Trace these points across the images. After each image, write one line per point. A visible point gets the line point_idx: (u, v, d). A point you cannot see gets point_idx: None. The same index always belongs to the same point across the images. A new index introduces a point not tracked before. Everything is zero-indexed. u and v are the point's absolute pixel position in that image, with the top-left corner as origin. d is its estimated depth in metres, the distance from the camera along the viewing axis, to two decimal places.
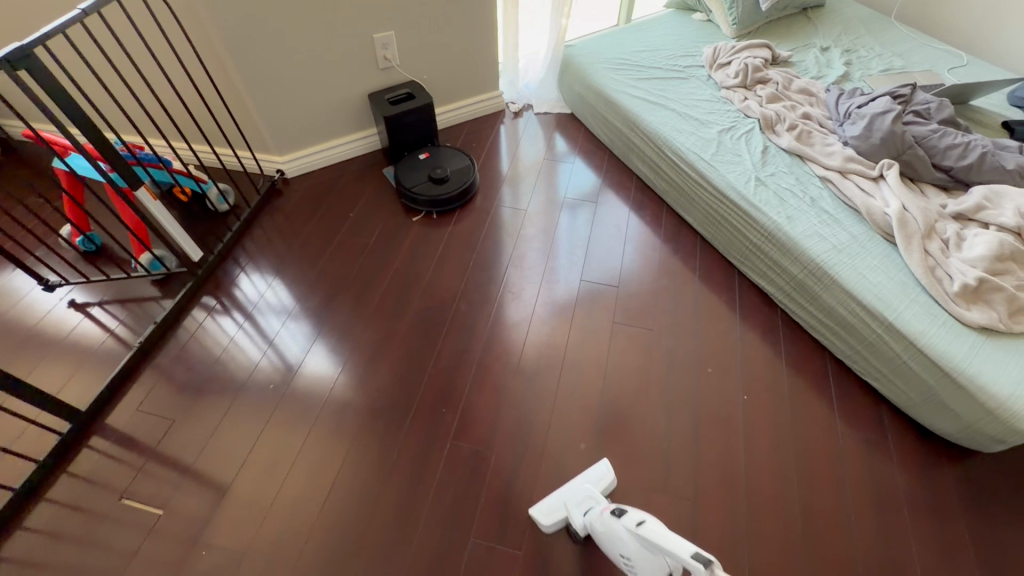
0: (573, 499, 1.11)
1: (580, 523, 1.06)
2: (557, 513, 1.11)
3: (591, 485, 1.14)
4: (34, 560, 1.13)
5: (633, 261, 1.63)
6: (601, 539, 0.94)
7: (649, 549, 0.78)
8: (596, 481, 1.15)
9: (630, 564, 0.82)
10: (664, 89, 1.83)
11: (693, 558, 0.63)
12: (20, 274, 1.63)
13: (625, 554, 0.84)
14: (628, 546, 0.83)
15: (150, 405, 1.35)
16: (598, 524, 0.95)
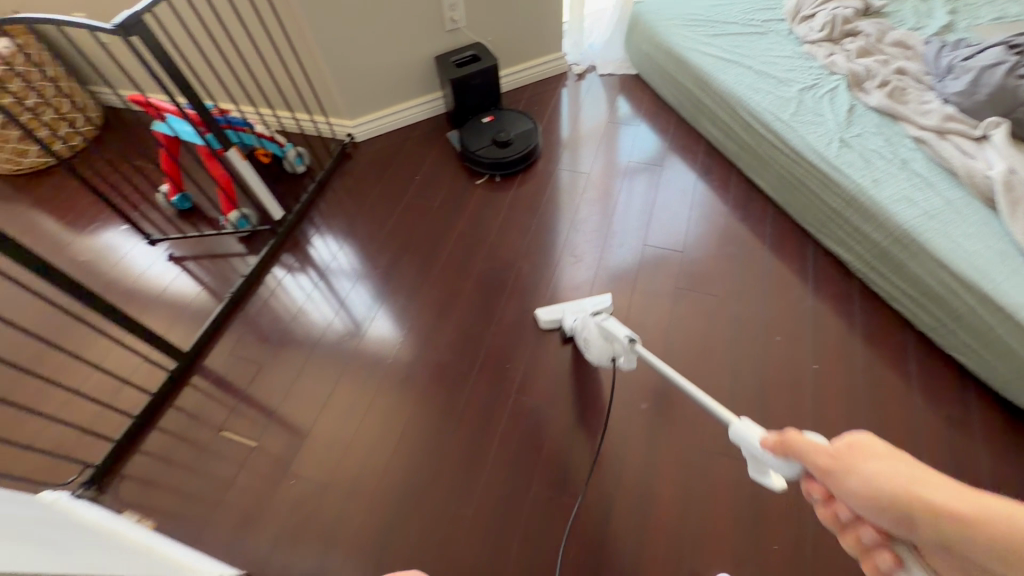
0: (571, 310, 1.38)
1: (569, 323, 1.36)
2: (556, 316, 1.40)
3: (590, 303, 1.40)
4: (153, 478, 1.29)
5: (699, 226, 1.59)
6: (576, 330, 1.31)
7: (604, 335, 1.20)
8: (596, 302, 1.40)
9: (586, 342, 1.24)
10: (739, 45, 1.73)
11: (626, 336, 1.10)
12: (126, 229, 1.80)
13: (584, 336, 1.25)
14: (590, 335, 1.23)
15: (241, 350, 1.48)
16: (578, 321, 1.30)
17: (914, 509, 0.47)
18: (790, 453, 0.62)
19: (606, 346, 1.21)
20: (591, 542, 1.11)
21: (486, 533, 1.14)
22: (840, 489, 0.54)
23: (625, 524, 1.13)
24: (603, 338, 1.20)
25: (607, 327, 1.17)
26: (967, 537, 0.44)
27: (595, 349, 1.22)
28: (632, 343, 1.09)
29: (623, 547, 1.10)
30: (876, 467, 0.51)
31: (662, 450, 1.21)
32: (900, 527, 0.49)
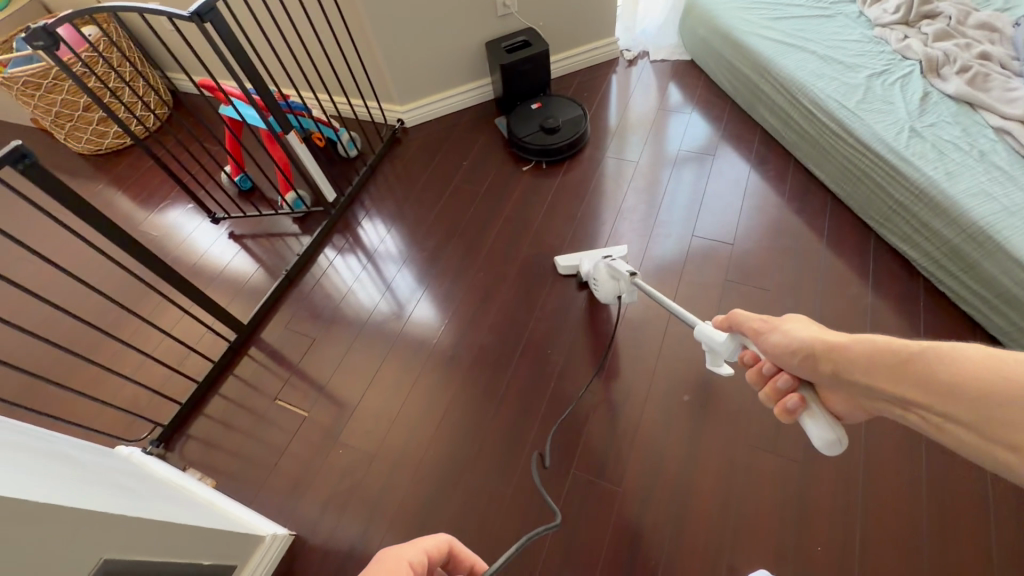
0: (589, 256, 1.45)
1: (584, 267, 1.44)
2: (574, 262, 1.48)
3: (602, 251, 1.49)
4: (214, 441, 1.38)
5: (751, 218, 1.54)
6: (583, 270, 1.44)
7: (613, 275, 1.31)
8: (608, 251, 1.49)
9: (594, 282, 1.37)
10: (803, 28, 1.65)
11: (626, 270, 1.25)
12: (192, 207, 1.91)
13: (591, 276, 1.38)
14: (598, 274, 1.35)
15: (295, 325, 1.56)
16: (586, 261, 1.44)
17: (813, 349, 0.66)
18: (732, 328, 0.86)
19: (614, 285, 1.33)
20: (628, 527, 1.12)
21: (524, 512, 1.17)
22: (768, 346, 0.75)
23: (665, 512, 1.13)
24: (610, 277, 1.32)
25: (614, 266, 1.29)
26: (850, 362, 0.61)
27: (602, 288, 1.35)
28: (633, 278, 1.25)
29: (661, 534, 1.10)
30: (796, 329, 0.70)
31: (705, 442, 1.20)
32: (804, 365, 0.68)
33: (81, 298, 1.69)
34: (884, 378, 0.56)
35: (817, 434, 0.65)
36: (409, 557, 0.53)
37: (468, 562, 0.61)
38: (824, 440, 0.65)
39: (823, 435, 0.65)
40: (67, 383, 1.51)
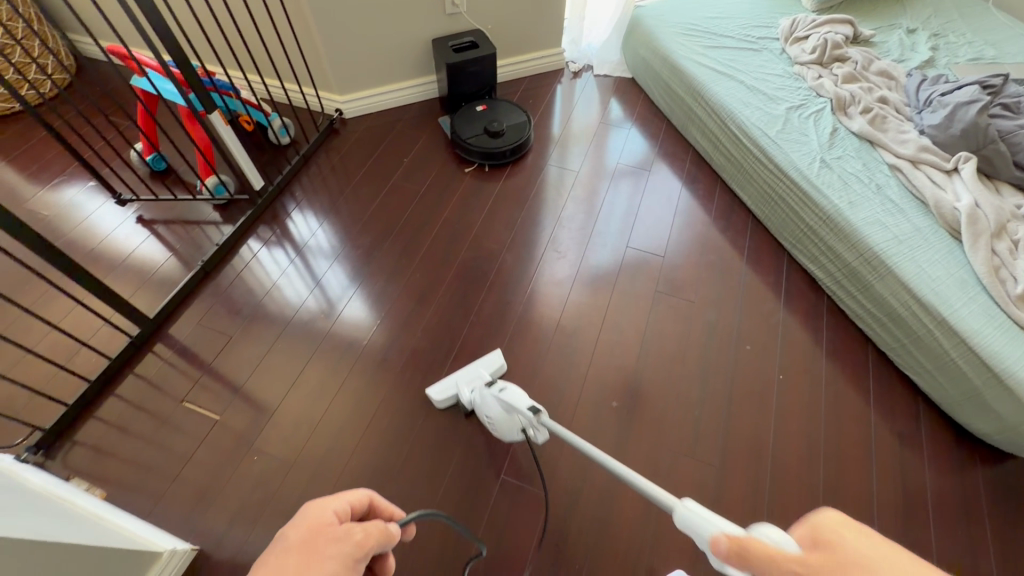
0: (465, 380, 1.26)
1: (467, 399, 1.24)
2: (449, 391, 1.27)
3: (483, 368, 1.29)
4: (106, 447, 1.24)
5: (680, 232, 1.62)
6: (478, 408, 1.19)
7: (507, 410, 1.09)
8: (489, 366, 1.30)
9: (492, 420, 1.14)
10: (733, 59, 1.77)
11: (529, 410, 0.98)
12: (93, 187, 1.71)
13: (489, 416, 1.15)
14: (493, 410, 1.13)
15: (210, 321, 1.44)
16: (477, 397, 1.19)
17: None
18: (750, 569, 0.43)
19: (513, 416, 1.09)
20: (554, 537, 1.12)
21: (450, 520, 1.14)
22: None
23: (591, 521, 1.14)
24: (505, 411, 1.10)
25: (508, 403, 1.05)
26: None
27: (502, 424, 1.12)
28: (539, 416, 0.96)
29: (585, 540, 1.12)
30: None
31: (630, 449, 1.23)
32: None
33: None
34: None
35: None
36: (335, 506, 0.56)
37: (387, 512, 0.64)
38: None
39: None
40: None
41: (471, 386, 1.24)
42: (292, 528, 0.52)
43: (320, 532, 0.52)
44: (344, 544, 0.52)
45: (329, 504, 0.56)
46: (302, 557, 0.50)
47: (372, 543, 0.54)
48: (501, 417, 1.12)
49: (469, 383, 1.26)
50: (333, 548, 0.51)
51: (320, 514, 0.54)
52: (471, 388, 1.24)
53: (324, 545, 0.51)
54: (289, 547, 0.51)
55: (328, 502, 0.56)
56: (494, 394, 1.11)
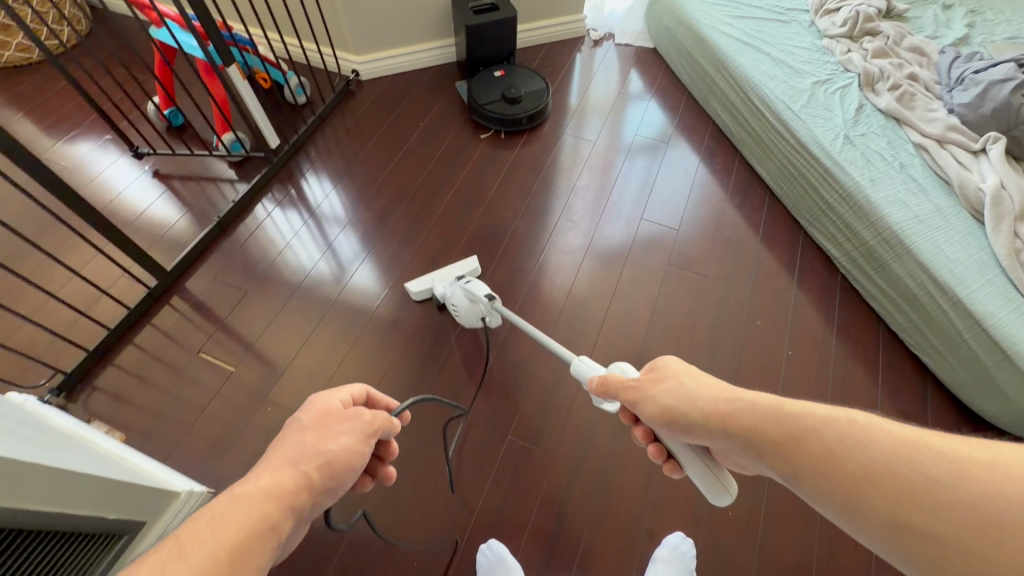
0: (441, 278, 1.38)
1: (439, 292, 1.37)
2: (425, 286, 1.39)
3: (458, 268, 1.42)
4: (125, 393, 1.27)
5: (696, 206, 1.61)
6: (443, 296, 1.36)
7: (469, 298, 1.26)
8: (464, 268, 1.42)
9: (455, 308, 1.29)
10: (760, 30, 1.72)
11: (485, 296, 1.20)
12: (109, 141, 1.72)
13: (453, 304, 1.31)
14: (458, 300, 1.27)
15: (226, 276, 1.46)
16: (443, 286, 1.36)
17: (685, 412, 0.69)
18: (609, 391, 0.81)
19: (473, 308, 1.27)
20: (557, 495, 1.15)
21: (456, 475, 1.18)
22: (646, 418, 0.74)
23: (595, 481, 1.17)
24: (468, 300, 1.26)
25: (470, 290, 1.23)
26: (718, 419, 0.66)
27: (464, 312, 1.28)
28: (494, 302, 1.19)
29: (587, 499, 1.15)
30: (664, 396, 0.72)
31: None
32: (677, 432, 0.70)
33: None
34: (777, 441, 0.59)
35: (698, 478, 0.73)
36: (340, 396, 0.68)
37: (384, 403, 0.77)
38: (711, 491, 0.72)
39: (707, 487, 0.72)
40: None
41: (444, 282, 1.37)
42: (307, 412, 0.64)
43: (330, 414, 0.64)
44: (356, 420, 0.64)
45: (334, 395, 0.68)
46: (318, 432, 0.62)
47: (379, 424, 0.66)
48: (465, 307, 1.27)
49: (444, 280, 1.38)
50: (344, 427, 0.63)
51: (328, 402, 0.66)
52: (443, 283, 1.37)
53: (335, 423, 0.63)
54: (304, 427, 0.62)
55: (333, 393, 0.68)
56: (460, 284, 1.27)
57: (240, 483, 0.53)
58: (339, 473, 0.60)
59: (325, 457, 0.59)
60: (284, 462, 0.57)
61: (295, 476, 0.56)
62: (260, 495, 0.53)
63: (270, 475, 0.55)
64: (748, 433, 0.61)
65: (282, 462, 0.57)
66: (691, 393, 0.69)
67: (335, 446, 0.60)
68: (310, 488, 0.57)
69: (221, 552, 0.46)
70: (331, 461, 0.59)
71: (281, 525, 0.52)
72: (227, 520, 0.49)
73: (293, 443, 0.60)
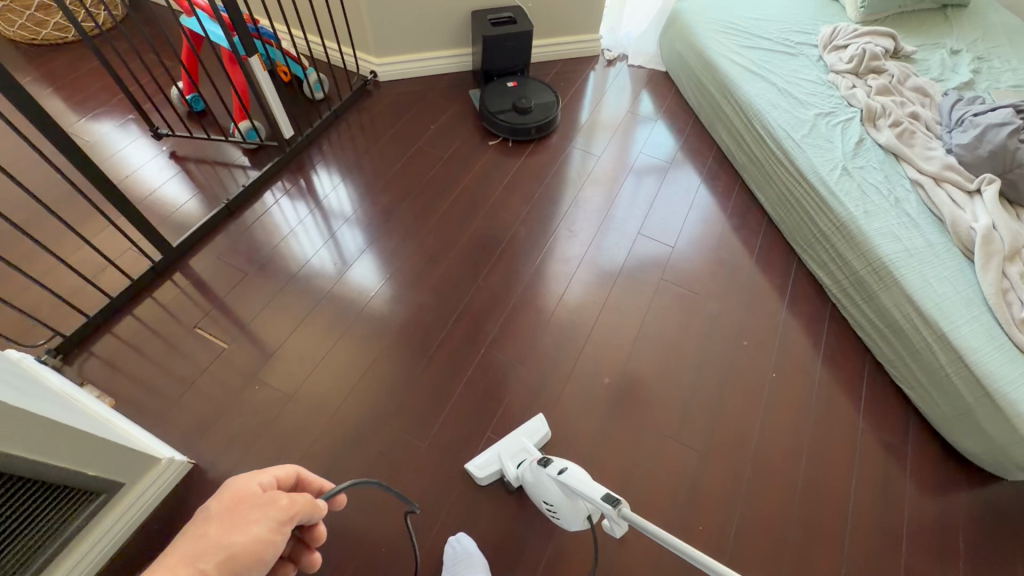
0: (508, 453, 1.15)
1: (514, 475, 1.12)
2: (491, 467, 1.15)
3: (526, 439, 1.19)
4: (120, 360, 1.31)
5: (694, 226, 1.64)
6: (531, 488, 1.02)
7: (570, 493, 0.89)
8: (531, 435, 1.20)
9: (552, 508, 0.94)
10: (768, 61, 1.76)
11: (605, 502, 0.74)
12: (130, 122, 1.78)
13: (548, 502, 0.96)
14: (553, 495, 0.93)
15: (229, 257, 1.50)
16: (529, 475, 1.03)
17: None
18: None
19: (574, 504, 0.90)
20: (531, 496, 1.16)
21: (435, 468, 1.19)
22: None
23: None
24: (566, 498, 0.91)
25: (570, 485, 0.84)
26: None
27: (565, 513, 0.91)
28: (617, 508, 0.72)
29: None
30: None
31: (616, 426, 1.26)
32: None
33: None
34: None
35: None
36: (261, 479, 0.61)
37: (316, 485, 0.70)
38: None
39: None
40: None
41: (517, 462, 1.12)
42: (217, 497, 0.57)
43: (240, 501, 0.57)
44: (269, 508, 0.58)
45: (255, 477, 0.61)
46: (225, 523, 0.55)
47: (298, 509, 0.59)
48: (563, 504, 0.91)
49: (514, 457, 1.14)
50: (255, 514, 0.56)
51: (244, 487, 0.59)
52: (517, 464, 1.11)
53: (245, 511, 0.57)
54: (210, 517, 0.56)
55: (252, 476, 0.61)
56: (551, 474, 0.92)
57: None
58: (243, 566, 0.53)
59: (230, 550, 0.53)
60: (182, 561, 0.51)
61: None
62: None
63: (162, 575, 0.49)
64: None
65: (178, 559, 0.51)
66: None
67: (242, 537, 0.54)
68: None
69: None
70: (235, 554, 0.53)
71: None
72: None
73: (193, 537, 0.53)
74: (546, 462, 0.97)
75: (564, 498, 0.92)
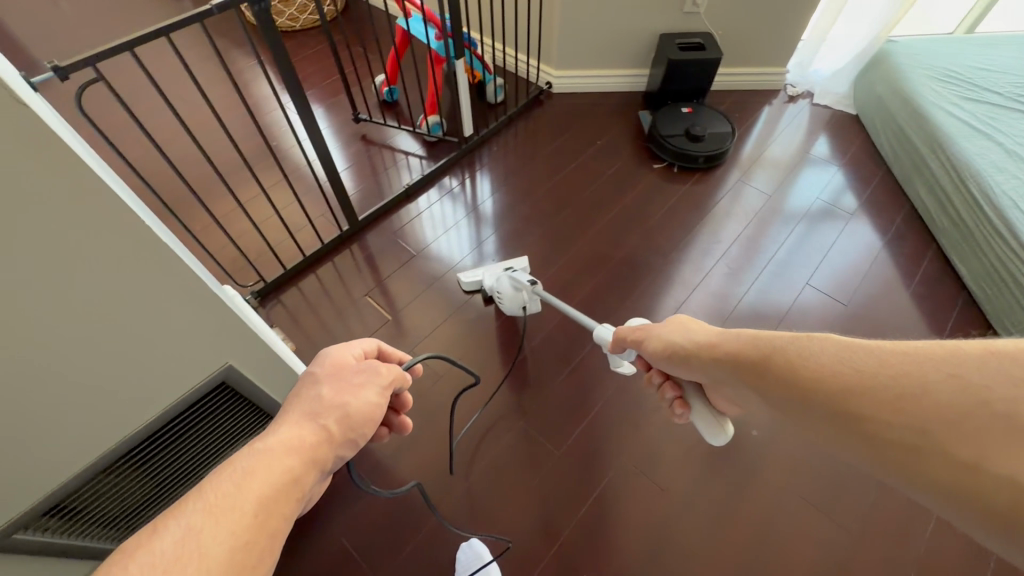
0: (490, 270, 1.47)
1: (488, 282, 1.45)
2: (474, 277, 1.48)
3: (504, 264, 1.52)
4: (301, 311, 1.48)
5: (874, 287, 1.49)
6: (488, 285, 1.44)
7: (515, 286, 1.35)
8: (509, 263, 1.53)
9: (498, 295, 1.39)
10: (996, 117, 1.54)
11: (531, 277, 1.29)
12: (332, 104, 2.01)
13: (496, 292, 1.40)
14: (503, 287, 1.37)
15: (403, 236, 1.64)
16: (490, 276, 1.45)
17: (670, 342, 0.75)
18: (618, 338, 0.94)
19: (516, 295, 1.36)
20: (658, 533, 1.13)
21: (564, 480, 1.19)
22: (650, 353, 0.80)
23: (702, 535, 1.12)
24: (513, 288, 1.35)
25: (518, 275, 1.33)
26: (673, 341, 0.74)
27: (507, 298, 1.37)
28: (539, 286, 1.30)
29: (690, 549, 1.11)
30: (661, 331, 0.79)
31: (757, 482, 1.18)
32: (661, 361, 0.77)
33: (223, 146, 1.84)
34: (728, 354, 0.60)
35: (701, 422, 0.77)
36: (352, 350, 0.66)
37: (396, 356, 0.74)
38: (708, 430, 0.76)
39: (707, 428, 0.75)
40: (198, 209, 1.65)
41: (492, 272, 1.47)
42: (319, 365, 0.61)
43: (344, 367, 0.61)
44: (371, 373, 0.62)
45: (348, 349, 0.65)
46: (335, 385, 0.59)
47: (395, 378, 0.64)
48: (507, 293, 1.37)
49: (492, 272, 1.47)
50: (360, 380, 0.60)
51: (342, 354, 0.64)
52: (491, 273, 1.46)
53: (351, 376, 0.61)
54: (319, 382, 0.59)
55: (346, 347, 0.65)
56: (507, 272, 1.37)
57: (259, 439, 0.51)
58: (359, 425, 0.58)
59: (345, 411, 0.57)
60: (302, 417, 0.55)
61: (315, 430, 0.54)
62: (281, 450, 0.50)
63: (289, 429, 0.54)
64: (733, 352, 0.59)
65: (297, 416, 0.55)
66: (690, 334, 0.73)
67: (354, 400, 0.58)
68: (330, 440, 0.55)
69: (247, 507, 0.44)
70: (351, 415, 0.57)
71: (304, 478, 0.50)
72: (253, 475, 0.46)
73: (308, 398, 0.58)
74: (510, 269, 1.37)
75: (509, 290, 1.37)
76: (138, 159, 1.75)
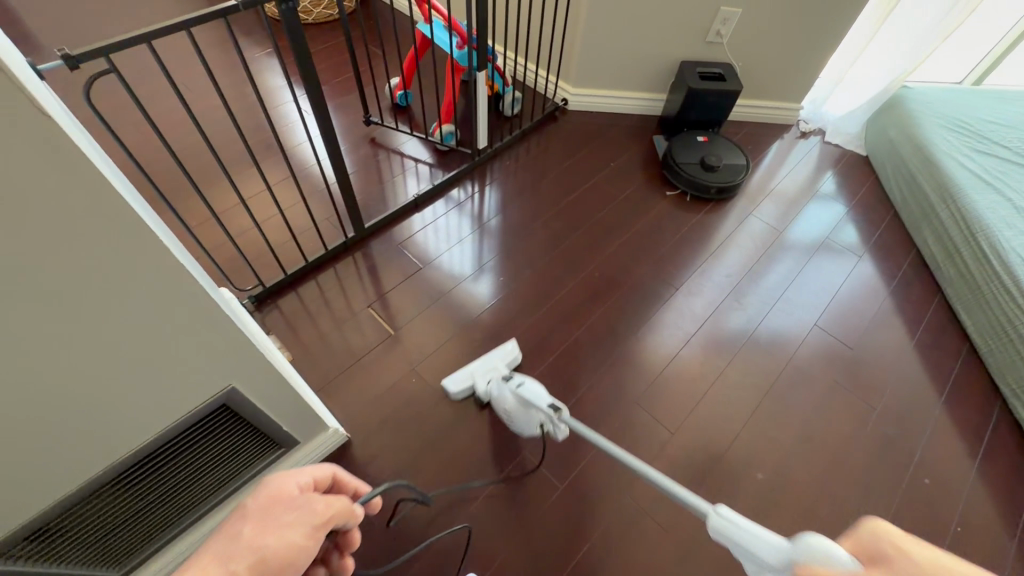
0: (482, 372, 1.29)
1: (484, 390, 1.26)
2: (465, 383, 1.29)
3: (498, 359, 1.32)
4: (300, 319, 1.42)
5: (881, 331, 1.49)
6: (493, 402, 1.21)
7: (523, 406, 1.11)
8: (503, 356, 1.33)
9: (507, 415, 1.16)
10: (1005, 172, 1.56)
11: (549, 405, 1.00)
12: (343, 103, 1.96)
13: (504, 408, 1.17)
14: (510, 405, 1.14)
15: (410, 247, 1.59)
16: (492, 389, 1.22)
17: None
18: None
19: (527, 414, 1.11)
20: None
21: (567, 515, 1.16)
22: None
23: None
24: (522, 408, 1.11)
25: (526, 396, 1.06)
26: None
27: (518, 419, 1.14)
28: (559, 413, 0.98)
29: None
30: None
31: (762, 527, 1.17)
32: None
33: (227, 139, 1.77)
34: None
35: None
36: (298, 479, 0.56)
37: (352, 487, 0.66)
38: None
39: None
40: (199, 204, 1.58)
41: (487, 378, 1.27)
42: (253, 496, 0.51)
43: (277, 501, 0.52)
44: (303, 512, 0.52)
45: (294, 476, 0.56)
46: (259, 523, 0.49)
47: (333, 514, 0.54)
48: (518, 413, 1.13)
49: (485, 375, 1.29)
50: (290, 518, 0.51)
51: (282, 484, 0.54)
52: (487, 381, 1.27)
53: (280, 513, 0.51)
54: (245, 516, 0.50)
55: (291, 474, 0.56)
56: (511, 388, 1.13)
57: None
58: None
59: (260, 554, 0.47)
60: (211, 560, 0.45)
61: None
62: None
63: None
64: None
65: (207, 557, 0.45)
66: None
67: (274, 541, 0.48)
68: None
69: None
70: (267, 559, 0.47)
71: None
72: None
73: (225, 536, 0.47)
74: (509, 379, 1.16)
75: (519, 409, 1.13)
76: (137, 146, 1.68)
